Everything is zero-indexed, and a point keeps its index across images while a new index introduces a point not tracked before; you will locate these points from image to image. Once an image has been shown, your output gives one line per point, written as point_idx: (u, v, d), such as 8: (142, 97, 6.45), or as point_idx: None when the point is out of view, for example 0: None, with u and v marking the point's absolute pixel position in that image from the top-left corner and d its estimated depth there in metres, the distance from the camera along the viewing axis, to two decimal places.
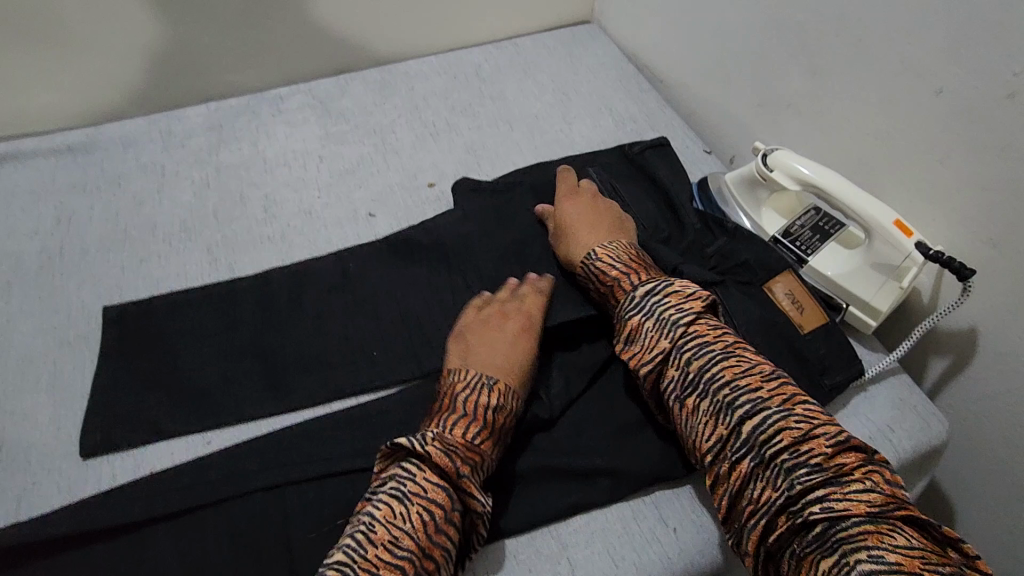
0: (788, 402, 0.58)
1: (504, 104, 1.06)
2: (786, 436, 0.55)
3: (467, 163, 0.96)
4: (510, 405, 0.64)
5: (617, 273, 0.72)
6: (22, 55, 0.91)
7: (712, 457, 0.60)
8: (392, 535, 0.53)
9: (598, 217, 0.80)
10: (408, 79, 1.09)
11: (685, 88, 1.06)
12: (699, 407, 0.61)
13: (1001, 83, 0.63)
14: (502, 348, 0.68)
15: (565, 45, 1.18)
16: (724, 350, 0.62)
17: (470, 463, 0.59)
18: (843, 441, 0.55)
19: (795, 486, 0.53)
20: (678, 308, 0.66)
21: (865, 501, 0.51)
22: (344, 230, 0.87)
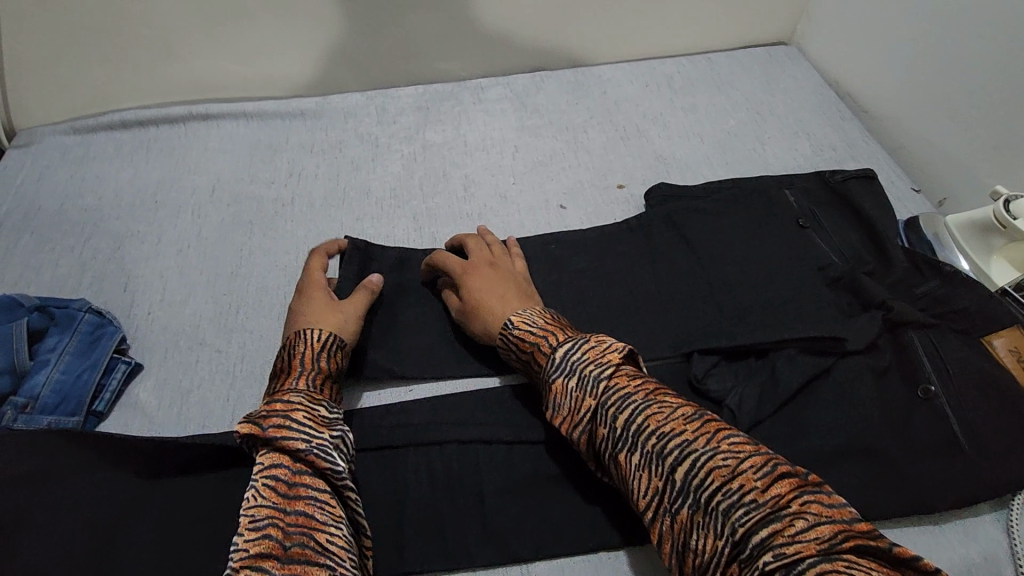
0: (713, 440, 0.52)
1: (696, 117, 1.07)
2: (715, 478, 0.50)
3: (656, 171, 0.98)
4: (313, 338, 0.67)
5: (535, 337, 0.66)
6: (273, 26, 0.99)
7: (653, 512, 0.53)
8: (249, 517, 0.51)
9: (503, 286, 0.73)
10: (602, 83, 1.13)
11: (894, 121, 1.01)
12: (630, 462, 0.55)
13: None
14: (301, 309, 0.71)
15: (761, 65, 1.17)
16: (646, 397, 0.57)
17: (278, 410, 0.58)
18: (768, 472, 0.49)
19: (736, 531, 0.47)
20: (596, 362, 0.60)
21: (814, 539, 0.44)
22: (537, 217, 0.91)
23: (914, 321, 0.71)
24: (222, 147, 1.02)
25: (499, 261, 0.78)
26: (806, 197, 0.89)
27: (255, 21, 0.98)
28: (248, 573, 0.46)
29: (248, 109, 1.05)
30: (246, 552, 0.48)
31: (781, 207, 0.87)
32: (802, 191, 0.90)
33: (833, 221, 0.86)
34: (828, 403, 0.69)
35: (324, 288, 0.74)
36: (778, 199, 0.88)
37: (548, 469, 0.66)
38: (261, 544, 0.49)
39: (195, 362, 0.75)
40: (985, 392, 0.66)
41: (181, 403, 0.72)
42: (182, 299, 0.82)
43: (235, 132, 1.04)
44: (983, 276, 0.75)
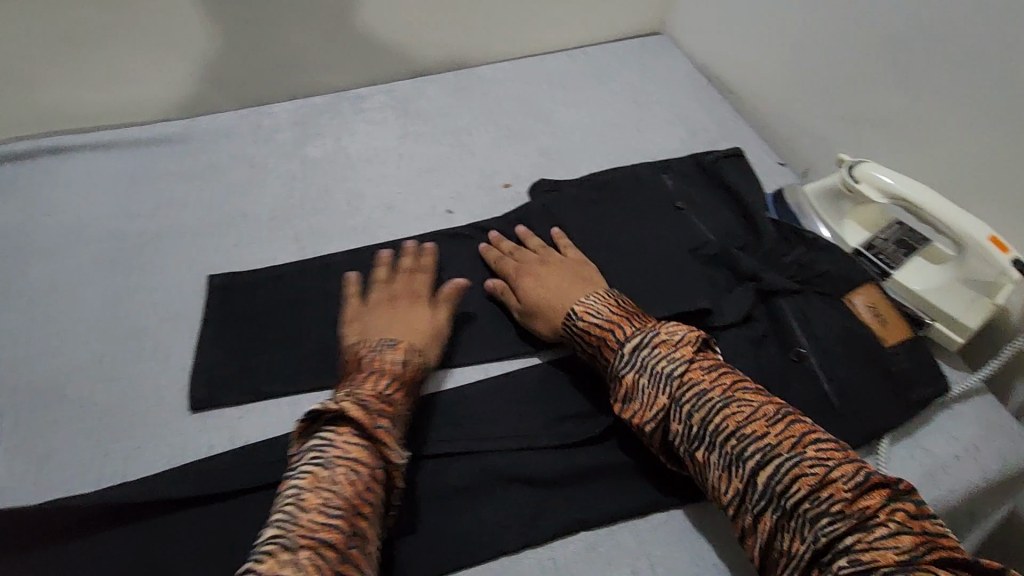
0: (799, 445, 0.55)
1: (578, 111, 1.08)
2: (803, 484, 0.53)
3: (541, 167, 0.98)
4: (418, 359, 0.68)
5: (601, 330, 0.68)
6: (121, 47, 0.93)
7: (734, 509, 0.56)
8: (320, 498, 0.52)
9: (563, 277, 0.77)
10: (484, 84, 1.13)
11: (759, 101, 1.07)
12: (709, 460, 0.58)
13: None
14: (402, 318, 0.72)
15: (638, 55, 1.20)
16: (724, 396, 0.60)
17: (386, 416, 0.61)
18: (862, 481, 0.53)
19: (821, 538, 0.51)
20: (668, 358, 0.63)
21: (891, 546, 0.49)
22: (424, 224, 0.89)
23: (782, 289, 0.76)
24: (78, 182, 0.94)
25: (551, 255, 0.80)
26: (685, 181, 0.93)
27: (99, 43, 0.92)
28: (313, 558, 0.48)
29: (106, 139, 0.98)
30: (310, 534, 0.50)
31: (661, 193, 0.91)
32: (680, 174, 0.94)
33: (709, 201, 0.90)
34: None
35: (439, 305, 0.75)
36: (658, 184, 0.92)
37: (447, 480, 0.65)
38: (328, 532, 0.51)
39: (56, 422, 0.69)
40: (846, 347, 0.71)
41: (41, 469, 0.66)
42: (39, 354, 0.75)
43: (92, 166, 0.96)
44: (841, 238, 0.79)
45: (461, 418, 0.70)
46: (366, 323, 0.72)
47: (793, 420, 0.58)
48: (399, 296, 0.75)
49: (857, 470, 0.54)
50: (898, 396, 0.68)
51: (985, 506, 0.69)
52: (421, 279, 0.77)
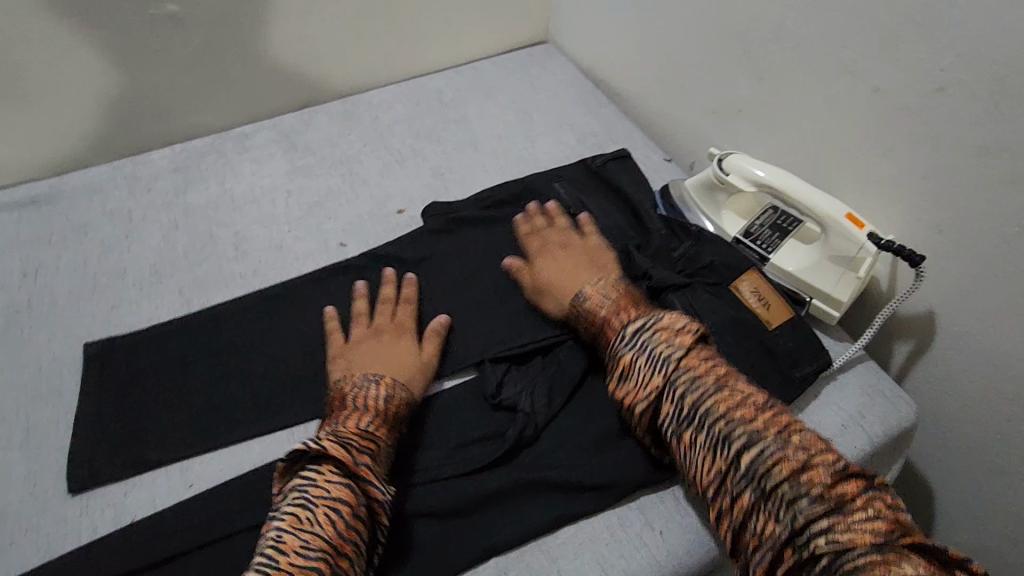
0: (785, 431, 0.55)
1: (469, 128, 1.08)
2: (783, 466, 0.52)
3: (434, 188, 0.98)
4: (402, 394, 0.69)
5: (606, 312, 0.71)
6: None
7: (714, 490, 0.56)
8: (300, 540, 0.54)
9: (578, 262, 0.79)
10: (372, 109, 1.11)
11: (641, 101, 1.10)
12: (696, 441, 0.58)
13: (929, 80, 0.63)
14: (390, 351, 0.73)
15: (524, 66, 1.22)
16: (718, 383, 0.60)
17: (367, 452, 0.62)
18: (845, 470, 0.52)
19: (796, 518, 0.50)
20: (668, 343, 0.63)
21: (863, 527, 0.48)
22: (315, 261, 0.87)
23: (670, 284, 0.77)
24: None
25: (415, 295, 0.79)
26: (575, 187, 0.94)
27: None
28: None
29: None
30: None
31: (553, 202, 0.91)
32: (571, 181, 0.95)
33: (599, 204, 0.91)
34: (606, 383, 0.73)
35: (413, 335, 0.75)
36: (547, 194, 0.92)
37: None
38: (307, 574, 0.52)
39: None
40: (734, 334, 0.73)
41: None
42: None
43: None
44: (722, 228, 0.82)
45: None
46: (351, 357, 0.73)
47: (780, 409, 0.57)
48: (381, 326, 0.76)
49: (840, 460, 0.53)
50: (785, 374, 0.71)
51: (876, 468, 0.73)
52: (404, 309, 0.78)
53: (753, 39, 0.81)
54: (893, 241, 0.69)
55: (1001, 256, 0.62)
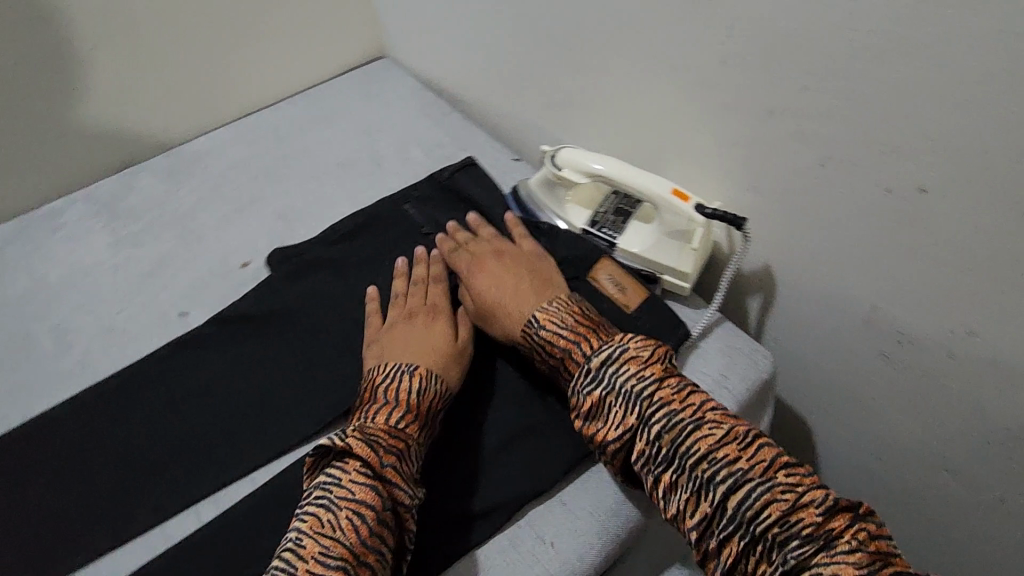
0: (770, 469, 0.53)
1: (309, 161, 1.02)
2: (772, 510, 0.51)
3: (280, 232, 0.91)
4: (435, 386, 0.67)
5: (565, 342, 0.66)
6: None
7: (699, 533, 0.54)
8: (322, 546, 0.53)
9: (525, 271, 0.75)
10: (201, 158, 1.02)
11: (478, 103, 1.08)
12: (676, 482, 0.56)
13: (711, 54, 0.66)
14: (424, 336, 0.71)
15: (360, 85, 1.17)
16: (695, 418, 0.57)
17: (394, 452, 0.60)
18: (833, 504, 0.51)
19: (789, 561, 0.49)
20: (639, 376, 0.60)
21: (856, 564, 0.47)
22: (154, 338, 0.79)
23: None
24: None
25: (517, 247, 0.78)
26: (426, 206, 0.91)
27: None
28: None
29: None
30: None
31: (405, 225, 0.88)
32: (422, 199, 0.91)
33: (453, 217, 0.89)
34: (482, 403, 0.71)
35: (451, 318, 0.74)
36: (399, 218, 0.89)
37: None
38: None
39: None
40: None
41: None
42: None
43: None
44: (569, 220, 0.83)
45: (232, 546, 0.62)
46: (382, 342, 0.72)
47: (764, 441, 0.55)
48: (414, 310, 0.75)
49: (825, 493, 0.52)
50: None
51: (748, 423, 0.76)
52: (436, 291, 0.77)
53: (562, 32, 0.81)
54: (716, 208, 0.72)
55: (809, 208, 0.66)
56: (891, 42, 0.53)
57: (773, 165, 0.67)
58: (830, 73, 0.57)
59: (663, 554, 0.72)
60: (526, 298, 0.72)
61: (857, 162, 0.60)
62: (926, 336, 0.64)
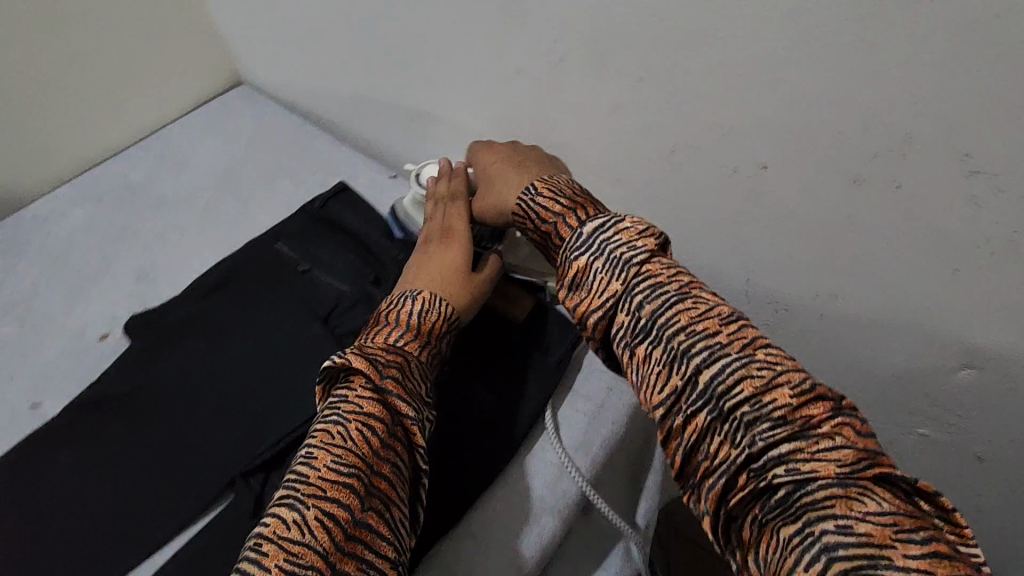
0: (750, 347, 0.46)
1: (168, 210, 0.93)
2: (747, 385, 0.44)
3: (141, 294, 0.83)
4: (439, 309, 0.64)
5: (562, 208, 0.59)
6: None
7: (664, 410, 0.47)
8: (334, 455, 0.49)
9: (524, 157, 0.68)
10: (40, 225, 0.91)
11: (345, 124, 1.02)
12: (650, 354, 0.49)
13: (550, 53, 0.64)
14: (434, 262, 0.68)
15: (215, 116, 1.08)
16: (681, 291, 0.50)
17: (396, 366, 0.57)
18: (816, 391, 0.44)
19: (756, 443, 0.43)
20: (630, 244, 0.52)
21: (834, 458, 0.41)
22: (3, 437, 0.70)
23: None
24: None
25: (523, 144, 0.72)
26: (299, 240, 0.85)
27: None
28: (314, 528, 0.45)
29: None
30: (322, 492, 0.47)
31: (278, 265, 0.82)
32: (293, 235, 0.85)
33: (328, 248, 0.83)
34: None
35: (464, 240, 0.69)
36: (271, 259, 0.82)
37: None
38: (339, 491, 0.47)
39: None
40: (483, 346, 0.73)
41: None
42: None
43: None
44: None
45: None
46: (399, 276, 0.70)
47: (749, 325, 0.48)
48: (429, 236, 0.71)
49: (805, 378, 0.45)
50: (540, 364, 0.72)
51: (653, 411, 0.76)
52: (452, 208, 0.71)
53: (408, 43, 0.78)
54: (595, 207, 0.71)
55: (670, 194, 0.67)
56: (704, 31, 0.52)
57: (630, 157, 0.67)
58: (658, 64, 0.57)
59: (592, 554, 0.71)
60: (521, 172, 0.66)
61: (700, 148, 0.60)
62: (795, 302, 0.66)
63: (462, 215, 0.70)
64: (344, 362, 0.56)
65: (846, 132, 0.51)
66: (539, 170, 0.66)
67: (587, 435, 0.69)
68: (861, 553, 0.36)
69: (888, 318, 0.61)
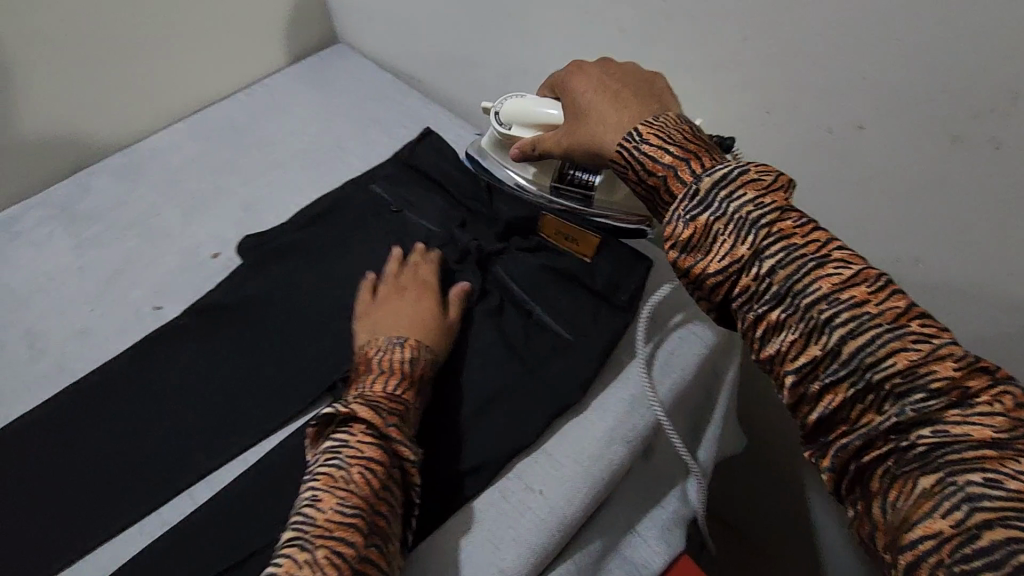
0: (901, 316, 0.43)
1: (271, 150, 1.01)
2: (900, 358, 0.42)
3: (247, 222, 0.91)
4: (426, 358, 0.68)
5: (673, 158, 0.51)
6: None
7: (797, 377, 0.45)
8: (338, 497, 0.52)
9: (627, 92, 0.61)
10: (158, 155, 1.00)
11: (435, 83, 1.07)
12: (785, 323, 0.45)
13: (656, 12, 0.68)
14: (403, 309, 0.72)
15: (313, 69, 1.14)
16: (819, 254, 0.45)
17: (396, 413, 0.61)
18: (973, 362, 0.42)
19: (906, 412, 0.41)
20: (758, 204, 0.47)
21: (988, 423, 0.39)
22: (129, 334, 0.79)
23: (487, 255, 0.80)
24: None
25: (617, 72, 0.64)
26: (391, 184, 0.88)
27: None
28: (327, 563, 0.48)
29: None
30: (328, 531, 0.50)
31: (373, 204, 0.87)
32: (386, 178, 0.89)
33: (419, 193, 0.87)
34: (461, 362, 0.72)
35: (437, 295, 0.74)
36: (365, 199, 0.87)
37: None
38: (345, 531, 0.51)
39: None
40: (557, 283, 0.76)
41: None
42: None
43: None
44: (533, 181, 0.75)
45: (223, 529, 0.63)
46: (375, 317, 0.72)
47: (896, 289, 0.44)
48: (404, 284, 0.74)
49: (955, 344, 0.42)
50: (610, 301, 0.76)
51: (721, 361, 0.78)
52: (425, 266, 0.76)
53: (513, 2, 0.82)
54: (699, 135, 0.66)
55: (759, 154, 0.69)
56: None
57: (724, 117, 0.70)
58: (765, 22, 0.60)
59: (649, 494, 0.73)
60: (621, 110, 0.59)
61: (797, 108, 0.63)
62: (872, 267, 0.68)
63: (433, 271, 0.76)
64: (344, 411, 0.59)
65: (950, 90, 0.53)
66: (640, 110, 0.59)
67: (656, 374, 0.73)
68: (1008, 506, 0.36)
69: (969, 282, 0.62)
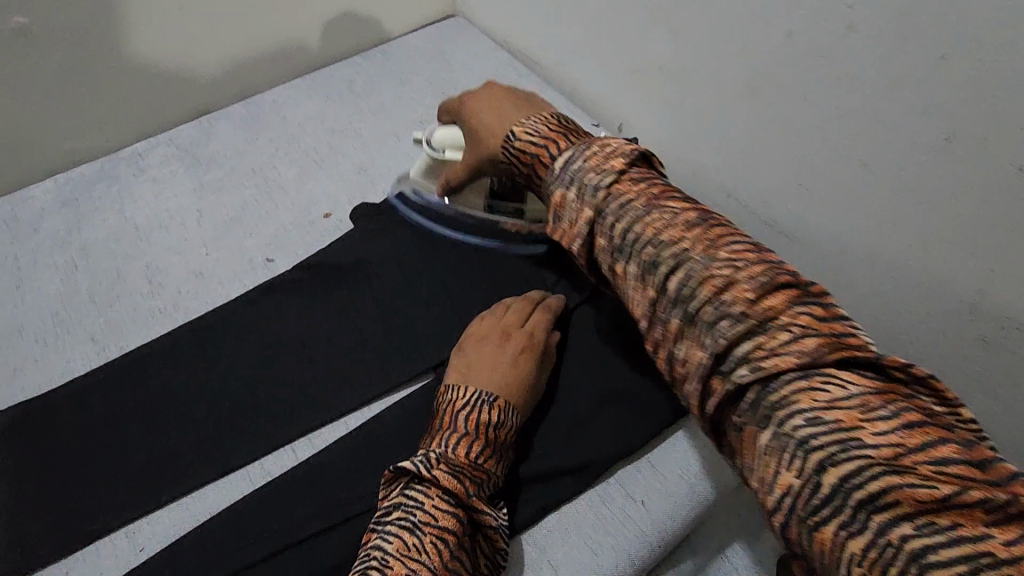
0: (716, 251, 0.49)
1: (387, 117, 1.01)
2: (711, 287, 0.47)
3: (359, 187, 0.91)
4: (510, 423, 0.62)
5: (536, 147, 0.60)
6: None
7: (647, 324, 0.51)
8: (410, 569, 0.51)
9: (503, 98, 0.66)
10: (278, 109, 1.01)
11: (556, 67, 1.04)
12: (628, 272, 0.53)
13: (839, 18, 0.64)
14: (504, 363, 0.65)
15: (434, 40, 1.13)
16: (648, 206, 0.52)
17: (478, 480, 0.57)
18: (780, 284, 0.46)
19: (720, 341, 0.46)
20: (598, 169, 0.55)
21: (790, 352, 0.43)
22: (242, 282, 0.80)
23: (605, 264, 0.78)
24: None
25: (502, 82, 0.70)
26: None
27: None
28: None
29: None
30: None
31: None
32: None
33: None
34: (571, 360, 0.71)
35: (539, 353, 0.67)
36: None
37: (331, 555, 0.60)
38: None
39: None
40: None
41: None
42: None
43: None
44: (458, 200, 0.77)
45: (325, 490, 0.64)
46: (469, 359, 0.66)
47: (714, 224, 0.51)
48: (509, 331, 0.68)
49: (769, 273, 0.47)
50: None
51: None
52: (537, 317, 0.70)
53: None
54: None
55: (921, 184, 0.64)
56: None
57: (890, 139, 0.65)
58: (975, 41, 0.56)
59: (742, 522, 0.70)
60: (503, 117, 0.64)
61: (987, 139, 0.58)
62: None
63: (543, 328, 0.69)
64: (425, 475, 0.55)
65: None
66: (520, 113, 0.64)
67: None
68: (832, 441, 0.40)
69: None
